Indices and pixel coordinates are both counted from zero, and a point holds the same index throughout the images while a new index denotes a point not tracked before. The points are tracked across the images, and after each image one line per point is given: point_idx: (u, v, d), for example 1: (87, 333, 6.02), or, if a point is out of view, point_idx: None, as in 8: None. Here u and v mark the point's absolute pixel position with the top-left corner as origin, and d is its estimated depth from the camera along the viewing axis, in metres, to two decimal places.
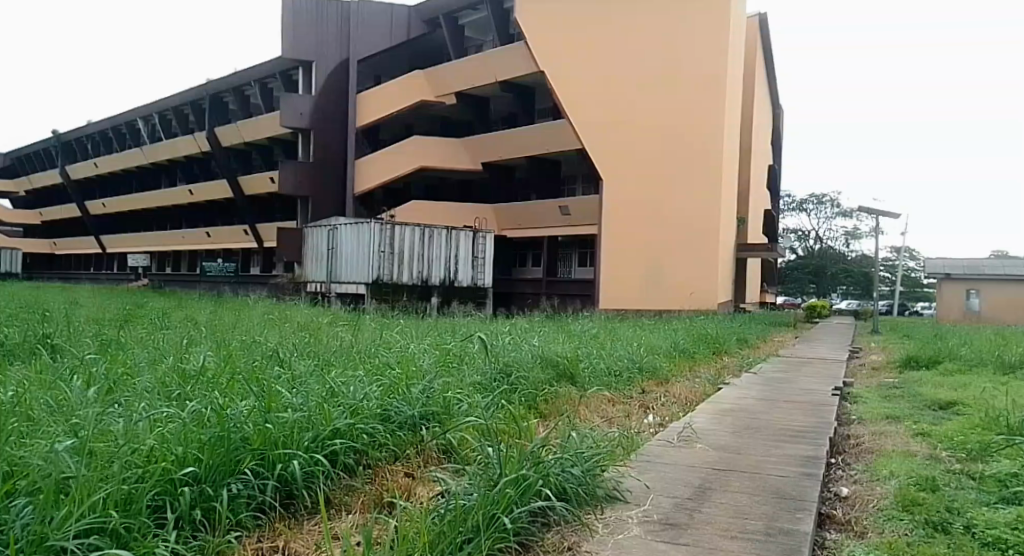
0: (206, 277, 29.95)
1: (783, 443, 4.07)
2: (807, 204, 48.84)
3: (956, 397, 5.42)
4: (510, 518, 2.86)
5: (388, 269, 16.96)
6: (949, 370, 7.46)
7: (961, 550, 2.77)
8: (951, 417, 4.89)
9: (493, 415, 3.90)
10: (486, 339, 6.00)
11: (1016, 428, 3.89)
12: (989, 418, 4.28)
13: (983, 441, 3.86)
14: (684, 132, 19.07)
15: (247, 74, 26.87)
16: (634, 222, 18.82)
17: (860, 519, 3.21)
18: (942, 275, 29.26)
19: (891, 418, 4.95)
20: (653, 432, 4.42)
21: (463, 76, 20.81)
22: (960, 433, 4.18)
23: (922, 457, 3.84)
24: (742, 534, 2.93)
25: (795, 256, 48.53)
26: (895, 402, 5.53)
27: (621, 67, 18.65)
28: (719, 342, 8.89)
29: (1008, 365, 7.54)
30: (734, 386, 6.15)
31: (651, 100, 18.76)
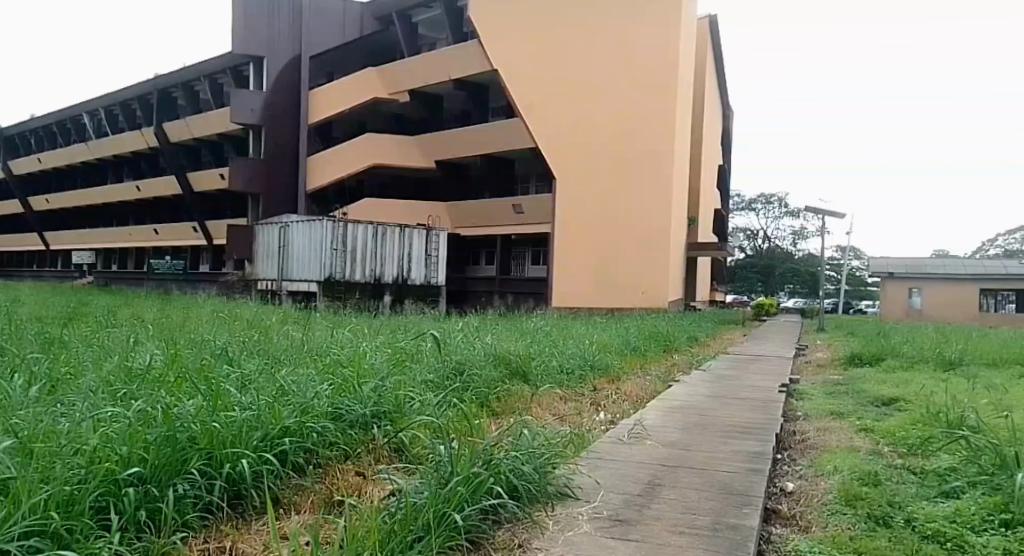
0: (155, 274, 29.43)
1: (730, 440, 4.13)
2: (755, 204, 49.35)
3: (898, 394, 5.54)
4: (461, 516, 2.85)
5: (341, 266, 16.81)
6: (891, 366, 7.68)
7: (901, 542, 2.82)
8: (893, 413, 5.01)
9: (446, 414, 3.90)
10: (440, 337, 6.00)
11: (953, 422, 4.01)
12: (930, 414, 4.39)
13: (924, 436, 3.96)
14: (639, 135, 19.32)
15: (197, 69, 26.59)
16: (590, 224, 18.96)
17: (805, 514, 3.26)
18: (884, 275, 29.20)
19: (835, 414, 5.06)
20: (605, 428, 4.46)
21: (414, 76, 20.67)
22: (902, 429, 4.28)
23: (864, 452, 3.92)
24: (689, 529, 2.96)
25: (743, 255, 49.04)
26: (841, 398, 5.65)
27: (579, 69, 18.71)
28: (669, 340, 8.98)
29: (949, 362, 7.82)
30: (683, 383, 6.23)
31: (609, 103, 18.92)
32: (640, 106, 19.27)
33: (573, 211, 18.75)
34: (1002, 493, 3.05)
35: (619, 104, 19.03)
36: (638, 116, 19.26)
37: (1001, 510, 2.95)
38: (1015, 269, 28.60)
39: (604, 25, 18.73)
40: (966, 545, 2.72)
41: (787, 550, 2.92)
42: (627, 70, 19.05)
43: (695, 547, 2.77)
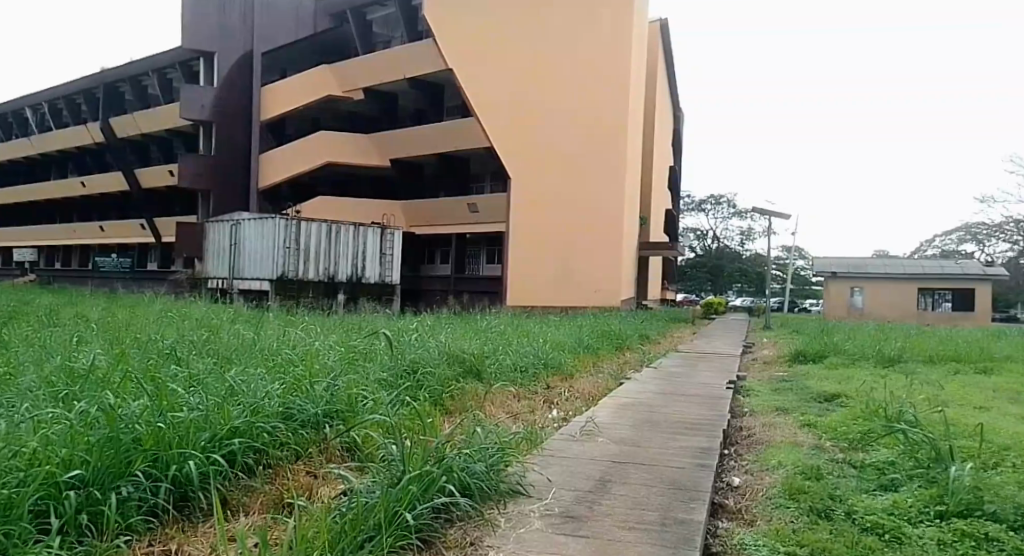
0: (100, 273, 28.69)
1: (679, 436, 4.21)
2: (705, 204, 48.77)
3: (840, 390, 5.67)
4: (413, 515, 2.83)
5: (295, 265, 16.71)
6: (832, 363, 7.87)
7: (842, 534, 2.89)
8: (835, 408, 5.15)
9: (399, 413, 3.89)
10: (393, 336, 6.01)
11: (891, 416, 4.14)
12: (871, 409, 4.52)
13: (864, 431, 4.09)
14: (593, 132, 19.36)
15: (144, 63, 26.09)
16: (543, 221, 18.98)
17: (750, 508, 3.32)
18: (827, 275, 29.25)
19: (779, 410, 5.19)
20: (557, 426, 4.51)
21: (365, 72, 20.82)
22: (842, 424, 4.41)
23: (807, 446, 4.02)
24: (640, 525, 3.00)
25: (692, 254, 48.56)
26: (785, 394, 5.79)
27: (536, 67, 18.75)
28: (621, 339, 9.01)
29: (888, 358, 8.04)
30: (635, 380, 6.31)
31: (563, 99, 18.97)
32: (596, 106, 19.38)
33: (527, 207, 18.78)
34: (938, 486, 3.16)
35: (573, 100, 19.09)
36: (593, 113, 19.31)
37: (936, 502, 3.06)
38: (953, 268, 28.93)
39: (559, 22, 18.80)
40: (903, 537, 2.80)
41: (733, 544, 2.97)
42: (583, 70, 19.15)
43: (644, 543, 2.81)
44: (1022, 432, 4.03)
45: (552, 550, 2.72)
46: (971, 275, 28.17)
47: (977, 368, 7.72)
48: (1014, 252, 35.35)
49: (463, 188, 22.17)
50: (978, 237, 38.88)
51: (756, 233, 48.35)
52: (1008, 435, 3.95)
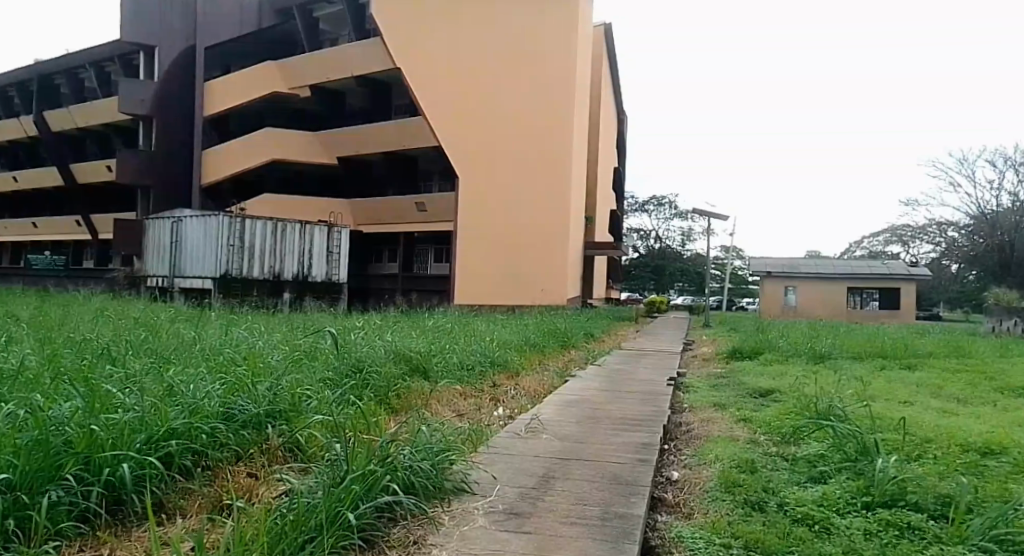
0: (35, 272, 27.58)
1: (621, 432, 4.30)
2: (647, 205, 48.83)
3: (774, 385, 5.85)
4: (356, 515, 2.78)
5: (239, 263, 16.51)
6: (768, 359, 8.13)
7: (775, 526, 2.98)
8: (769, 402, 5.33)
9: (344, 412, 3.86)
10: (338, 335, 6.00)
11: (821, 411, 4.30)
12: (803, 404, 4.68)
13: (795, 426, 4.23)
14: (539, 127, 19.38)
15: (81, 56, 25.24)
16: (490, 216, 19.03)
17: (688, 501, 3.41)
18: (762, 274, 29.77)
19: (718, 406, 5.34)
20: (502, 424, 4.55)
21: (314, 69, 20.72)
22: (775, 418, 4.58)
23: (742, 441, 4.14)
24: (581, 520, 3.05)
25: (635, 255, 48.66)
26: (723, 390, 5.95)
27: (485, 65, 18.81)
28: (566, 337, 9.08)
29: (819, 355, 8.34)
30: (580, 378, 6.40)
31: (506, 96, 18.98)
32: (546, 104, 19.44)
33: (473, 203, 18.81)
34: (865, 478, 3.28)
35: (520, 98, 19.13)
36: (541, 110, 19.38)
37: (862, 493, 3.18)
38: (880, 268, 29.92)
39: (502, 19, 18.84)
40: (831, 527, 2.91)
41: (671, 537, 3.04)
42: (532, 67, 19.24)
43: (585, 537, 2.86)
44: (939, 425, 4.23)
45: (494, 547, 2.74)
46: (896, 276, 29.11)
47: (903, 363, 8.08)
48: (937, 253, 36.87)
49: (412, 186, 22.13)
50: (904, 237, 40.37)
51: (696, 233, 48.97)
52: (929, 427, 4.14)
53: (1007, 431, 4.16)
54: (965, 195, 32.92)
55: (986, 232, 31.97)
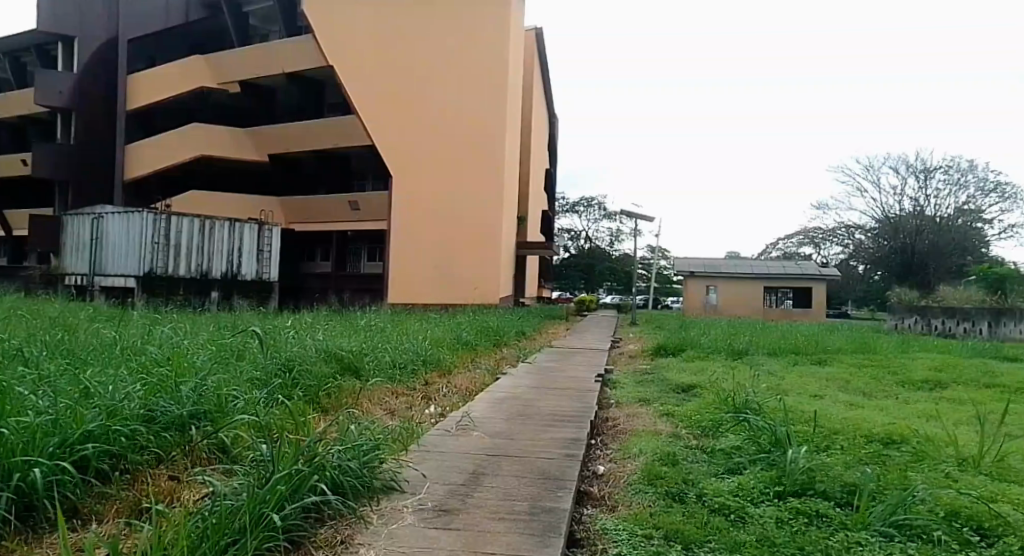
0: None
1: (550, 428, 4.40)
2: (577, 206, 49.48)
3: (697, 381, 6.06)
4: (282, 515, 2.63)
5: (163, 262, 16.06)
6: (690, 356, 8.40)
7: (693, 517, 3.08)
8: (691, 397, 5.53)
9: (271, 412, 3.80)
10: (268, 333, 5.99)
11: (739, 405, 4.50)
12: (722, 398, 4.89)
13: (716, 420, 4.41)
14: (470, 125, 19.33)
15: None
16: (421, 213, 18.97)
17: (614, 494, 3.50)
18: (685, 273, 30.29)
19: (642, 401, 5.51)
20: (434, 422, 4.59)
21: (246, 65, 20.73)
22: (696, 412, 4.77)
23: (665, 435, 4.29)
24: (509, 515, 3.06)
25: (566, 254, 48.93)
26: (648, 386, 6.13)
27: (416, 63, 18.79)
28: (498, 335, 9.17)
29: (737, 351, 8.67)
30: (510, 375, 6.52)
31: (442, 96, 18.99)
32: (477, 101, 19.38)
33: (406, 202, 18.79)
34: (776, 469, 3.44)
35: (451, 95, 19.07)
36: (471, 107, 19.31)
37: (775, 483, 3.31)
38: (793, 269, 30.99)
39: (436, 20, 18.87)
40: (746, 516, 3.03)
41: (596, 530, 3.12)
42: (462, 64, 19.17)
43: (512, 532, 2.86)
44: (846, 417, 4.47)
45: (424, 545, 2.69)
46: (807, 276, 30.17)
47: (813, 359, 8.49)
48: (845, 255, 38.37)
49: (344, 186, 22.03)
50: (813, 239, 41.69)
51: (625, 234, 49.71)
52: (837, 420, 4.37)
53: (909, 422, 4.44)
54: (870, 200, 34.72)
55: (890, 235, 33.68)
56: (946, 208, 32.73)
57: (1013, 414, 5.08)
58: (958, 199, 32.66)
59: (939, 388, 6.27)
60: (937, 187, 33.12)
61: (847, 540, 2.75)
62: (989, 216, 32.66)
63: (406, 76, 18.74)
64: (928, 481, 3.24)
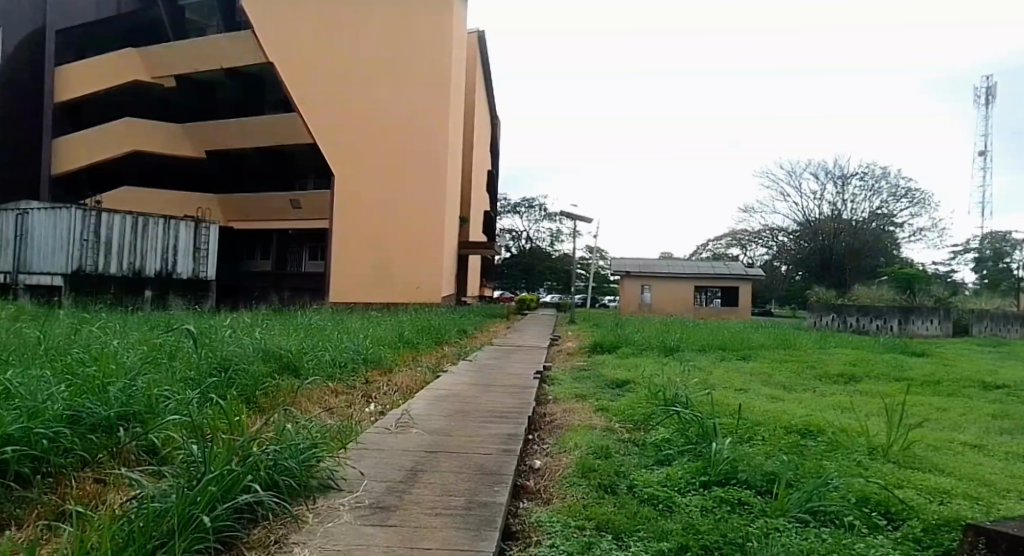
0: None
1: (489, 424, 4.49)
2: (519, 206, 49.79)
3: (630, 376, 6.25)
4: (211, 516, 2.58)
5: (93, 258, 15.48)
6: (624, 352, 8.64)
7: (625, 508, 3.18)
8: (624, 392, 5.71)
9: (204, 412, 3.75)
10: (203, 332, 5.90)
11: (669, 399, 4.67)
12: (652, 393, 5.08)
13: (648, 414, 4.58)
14: (412, 120, 19.17)
15: None
16: (363, 210, 18.84)
17: (549, 487, 3.58)
18: (621, 272, 30.82)
19: (579, 396, 5.66)
20: (373, 420, 4.62)
21: (181, 59, 20.32)
22: (628, 407, 4.93)
23: (599, 429, 4.42)
24: (447, 510, 3.07)
25: (507, 254, 49.18)
26: (584, 382, 6.29)
27: (355, 58, 18.71)
28: (439, 333, 9.21)
29: (668, 348, 8.95)
30: (451, 373, 6.60)
31: (384, 97, 18.90)
32: (418, 97, 19.23)
33: (347, 198, 18.70)
34: (702, 460, 3.59)
35: (392, 91, 18.96)
36: (412, 103, 19.16)
37: (701, 473, 3.46)
38: (722, 269, 31.96)
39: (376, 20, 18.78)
40: (674, 506, 3.15)
41: (531, 523, 3.19)
42: (402, 60, 19.05)
43: (448, 526, 2.88)
44: (768, 410, 4.70)
45: (359, 542, 2.66)
46: (734, 275, 31.16)
47: (740, 354, 8.83)
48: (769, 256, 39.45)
49: (286, 183, 21.86)
50: (740, 241, 42.77)
51: (564, 234, 50.24)
52: (760, 413, 4.59)
53: (824, 414, 4.71)
54: (791, 204, 36.01)
55: (809, 237, 35.15)
56: (861, 212, 34.38)
57: (917, 405, 5.44)
58: (872, 204, 34.33)
59: (853, 381, 6.63)
60: (853, 193, 34.74)
61: (767, 526, 2.90)
62: (899, 220, 34.39)
63: (348, 77, 18.68)
64: (841, 470, 3.42)
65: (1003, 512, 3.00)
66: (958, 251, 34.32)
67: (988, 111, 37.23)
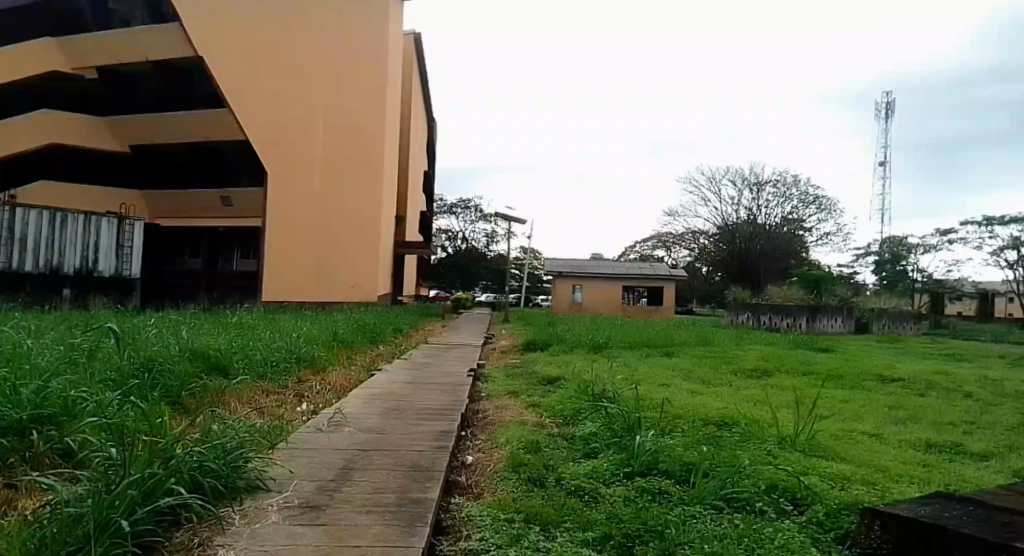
0: None
1: (423, 421, 4.54)
2: (455, 207, 49.74)
3: (560, 374, 6.40)
4: (131, 520, 2.53)
5: (6, 256, 14.51)
6: (554, 350, 8.82)
7: (552, 500, 3.30)
8: (555, 388, 5.85)
9: (124, 413, 3.65)
10: (124, 332, 5.72)
11: (597, 395, 4.84)
12: (581, 389, 5.24)
13: (577, 409, 4.74)
14: (346, 121, 18.90)
15: None
16: (296, 209, 18.43)
17: (480, 482, 3.66)
18: (554, 273, 31.19)
19: (512, 393, 5.76)
20: (304, 419, 4.60)
21: (104, 51, 19.51)
22: (558, 403, 5.08)
23: (530, 424, 4.54)
24: (378, 507, 3.11)
25: (442, 254, 48.99)
26: (517, 379, 6.41)
27: (288, 55, 18.26)
28: (375, 332, 9.18)
29: (597, 346, 9.18)
30: (385, 371, 6.59)
31: (319, 95, 18.56)
32: (353, 97, 18.97)
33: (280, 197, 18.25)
34: (625, 452, 3.75)
35: (327, 91, 18.64)
36: (347, 102, 18.89)
37: (624, 465, 3.62)
38: (648, 269, 32.81)
39: (313, 18, 18.41)
40: (599, 497, 3.29)
41: (462, 517, 3.25)
42: (337, 59, 18.76)
43: (380, 524, 2.91)
44: (690, 404, 4.92)
45: (287, 543, 2.67)
46: (660, 275, 32.03)
47: (664, 351, 9.15)
48: (691, 257, 40.81)
49: (219, 178, 21.15)
50: (664, 242, 43.61)
51: (500, 235, 50.41)
52: (681, 406, 4.81)
53: (739, 407, 4.98)
54: (711, 209, 37.13)
55: (727, 240, 36.58)
56: (774, 217, 35.92)
57: (823, 398, 5.80)
58: (784, 210, 35.83)
59: (766, 376, 7.01)
60: (767, 199, 36.20)
61: (684, 514, 3.06)
62: (808, 225, 36.17)
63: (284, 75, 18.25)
64: (753, 459, 3.65)
65: (895, 495, 3.27)
66: (859, 254, 36.19)
67: (887, 124, 39.61)
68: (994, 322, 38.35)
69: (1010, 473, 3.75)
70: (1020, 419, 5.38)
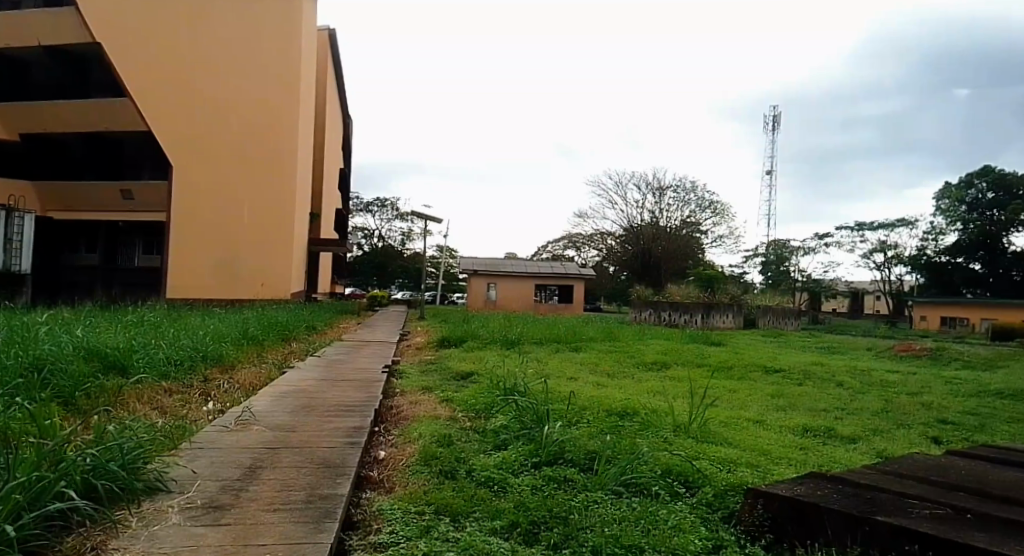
0: None
1: (335, 418, 4.53)
2: (371, 205, 49.01)
3: (473, 369, 6.56)
4: (15, 525, 2.44)
5: None
6: (467, 346, 8.99)
7: (460, 491, 3.40)
8: (467, 383, 5.99)
9: (10, 415, 3.45)
10: (9, 331, 5.35)
11: (507, 389, 5.00)
12: (492, 384, 5.40)
13: (488, 402, 4.90)
14: (257, 116, 18.47)
15: None
16: (203, 206, 17.63)
17: (391, 476, 3.72)
18: (470, 271, 31.27)
19: (425, 388, 5.86)
20: (211, 418, 4.50)
21: None
22: (470, 397, 5.22)
23: (442, 419, 4.63)
24: (285, 505, 3.10)
25: (358, 252, 48.12)
26: (430, 374, 6.50)
27: (199, 44, 17.32)
28: (286, 329, 9.01)
29: (509, 341, 9.40)
30: (296, 369, 6.50)
31: (230, 89, 17.95)
32: (265, 93, 18.59)
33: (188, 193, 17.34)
34: (532, 443, 3.92)
35: (239, 85, 18.10)
36: (259, 97, 18.46)
37: (532, 455, 3.79)
38: (559, 269, 33.44)
39: (226, 14, 17.74)
40: (507, 486, 3.42)
41: (371, 512, 3.29)
42: (250, 52, 18.26)
43: (287, 521, 2.92)
44: (594, 396, 5.16)
45: (187, 544, 2.64)
46: (569, 273, 32.73)
47: (572, 346, 9.48)
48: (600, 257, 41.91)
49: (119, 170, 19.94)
50: (574, 243, 44.56)
51: (415, 234, 50.10)
52: (586, 398, 5.05)
53: (640, 398, 5.27)
54: (618, 212, 38.42)
55: (632, 241, 37.92)
56: (673, 221, 37.68)
57: (715, 387, 6.24)
58: (683, 213, 37.74)
59: (664, 368, 7.42)
60: (667, 203, 37.88)
61: (587, 499, 3.24)
62: (705, 228, 38.10)
63: (194, 67, 17.34)
64: (650, 446, 3.90)
65: (775, 476, 3.58)
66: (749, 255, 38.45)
67: (774, 135, 42.40)
68: (866, 318, 41.69)
69: (873, 454, 4.18)
70: (883, 404, 5.97)
